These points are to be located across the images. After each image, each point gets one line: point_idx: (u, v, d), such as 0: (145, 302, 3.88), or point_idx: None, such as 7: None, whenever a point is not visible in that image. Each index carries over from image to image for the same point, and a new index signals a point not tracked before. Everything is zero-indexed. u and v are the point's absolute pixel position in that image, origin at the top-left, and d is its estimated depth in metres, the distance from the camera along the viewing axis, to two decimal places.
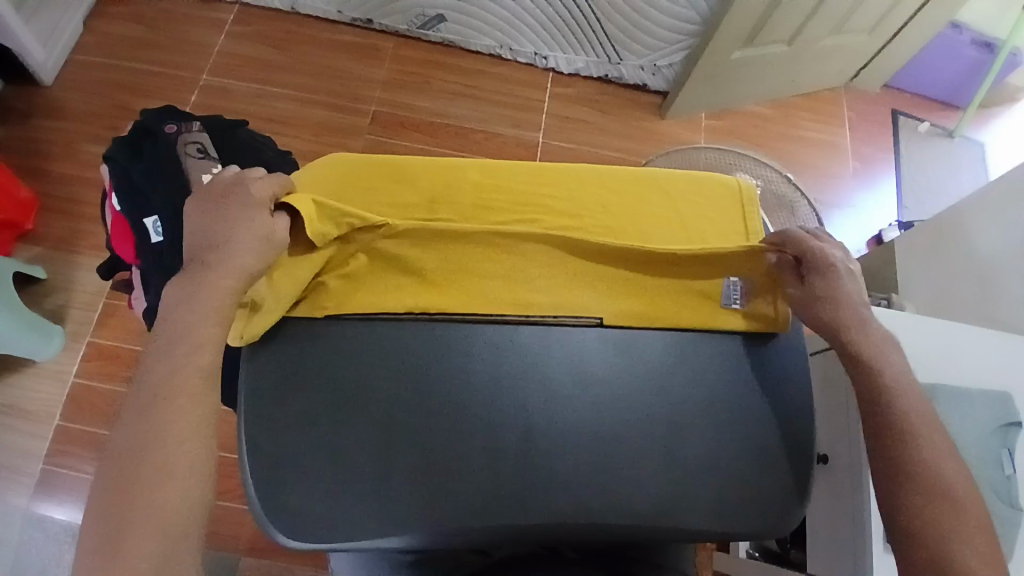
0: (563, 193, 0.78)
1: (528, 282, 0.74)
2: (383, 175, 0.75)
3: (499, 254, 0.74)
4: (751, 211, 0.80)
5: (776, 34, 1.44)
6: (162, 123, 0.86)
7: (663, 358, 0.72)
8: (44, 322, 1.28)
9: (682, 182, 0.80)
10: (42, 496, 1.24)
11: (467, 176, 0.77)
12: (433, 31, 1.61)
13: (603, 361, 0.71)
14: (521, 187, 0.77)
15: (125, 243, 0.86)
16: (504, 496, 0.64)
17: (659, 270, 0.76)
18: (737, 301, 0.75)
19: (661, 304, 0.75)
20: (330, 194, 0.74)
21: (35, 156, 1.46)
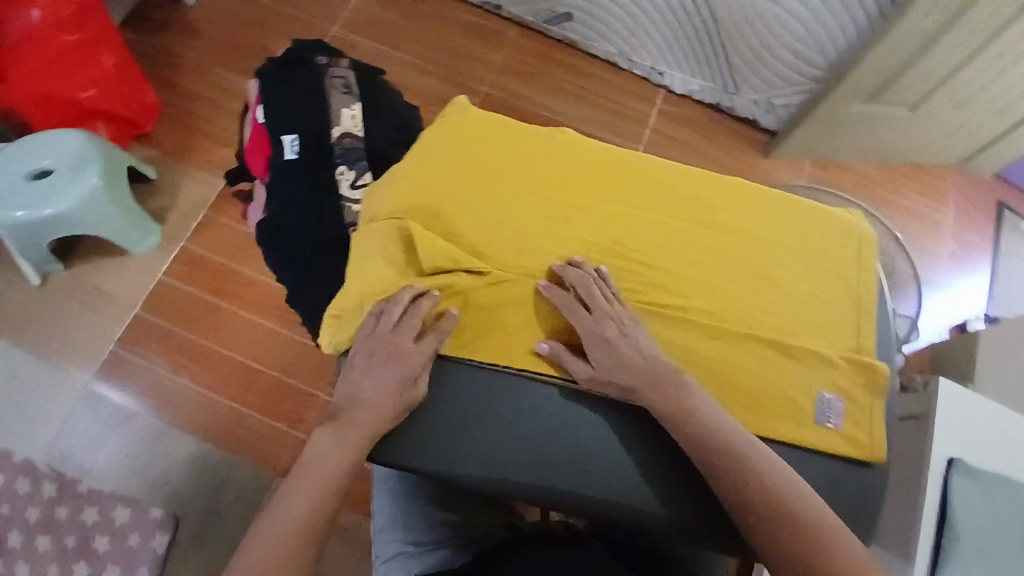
0: (690, 191, 0.80)
1: (637, 265, 0.75)
2: (515, 134, 0.80)
3: (615, 234, 0.76)
4: (866, 251, 0.82)
5: (903, 95, 1.41)
6: (314, 54, 0.92)
7: (761, 364, 0.74)
8: (145, 218, 1.36)
9: (806, 208, 0.82)
10: (108, 379, 1.32)
11: (600, 157, 0.81)
12: (557, 28, 1.64)
13: (704, 350, 0.73)
14: (648, 176, 0.80)
15: (258, 155, 0.91)
16: (570, 457, 0.68)
17: (764, 283, 0.77)
18: (831, 421, 0.73)
19: (764, 317, 0.75)
20: (467, 143, 0.78)
21: (168, 68, 1.56)
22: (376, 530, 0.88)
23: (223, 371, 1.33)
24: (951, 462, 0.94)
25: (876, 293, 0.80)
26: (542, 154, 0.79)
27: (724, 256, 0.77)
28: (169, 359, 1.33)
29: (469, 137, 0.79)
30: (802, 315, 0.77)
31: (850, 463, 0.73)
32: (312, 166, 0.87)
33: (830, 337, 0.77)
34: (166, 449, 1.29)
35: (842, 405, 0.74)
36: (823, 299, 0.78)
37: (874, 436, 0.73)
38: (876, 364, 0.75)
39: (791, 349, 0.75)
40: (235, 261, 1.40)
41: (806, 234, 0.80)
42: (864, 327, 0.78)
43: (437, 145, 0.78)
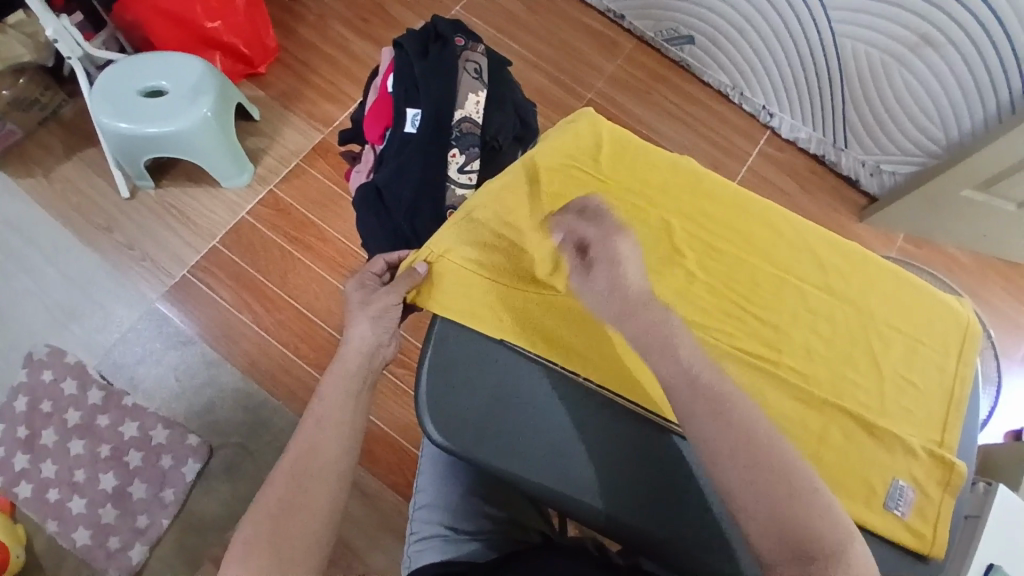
0: (793, 241, 0.78)
1: (731, 307, 0.74)
2: (634, 152, 0.81)
3: (709, 269, 0.75)
4: (971, 341, 0.77)
5: (1017, 190, 1.33)
6: (454, 34, 0.92)
7: (842, 437, 0.71)
8: (243, 154, 1.40)
9: (912, 282, 0.78)
10: (177, 300, 1.36)
11: (710, 189, 0.79)
12: (675, 48, 1.61)
13: (788, 409, 0.71)
14: (753, 218, 0.78)
15: (376, 121, 0.92)
16: (631, 480, 0.69)
17: (858, 354, 0.74)
18: (900, 508, 0.69)
19: (850, 388, 0.73)
20: (583, 153, 0.81)
21: (292, 14, 1.59)
22: (415, 506, 0.87)
23: (284, 316, 1.36)
24: (992, 569, 0.89)
25: (972, 389, 0.75)
26: (652, 176, 0.80)
27: (820, 317, 0.75)
28: (235, 294, 1.37)
29: (588, 148, 0.81)
30: (893, 395, 0.73)
31: (912, 557, 0.69)
32: (430, 141, 0.88)
33: (917, 425, 0.73)
34: (214, 380, 1.33)
35: (913, 496, 0.70)
36: (914, 383, 0.74)
37: (938, 530, 0.68)
38: (955, 463, 0.71)
39: (875, 429, 0.71)
40: (317, 215, 1.43)
41: (909, 311, 0.77)
42: (950, 423, 0.73)
43: (556, 147, 0.80)
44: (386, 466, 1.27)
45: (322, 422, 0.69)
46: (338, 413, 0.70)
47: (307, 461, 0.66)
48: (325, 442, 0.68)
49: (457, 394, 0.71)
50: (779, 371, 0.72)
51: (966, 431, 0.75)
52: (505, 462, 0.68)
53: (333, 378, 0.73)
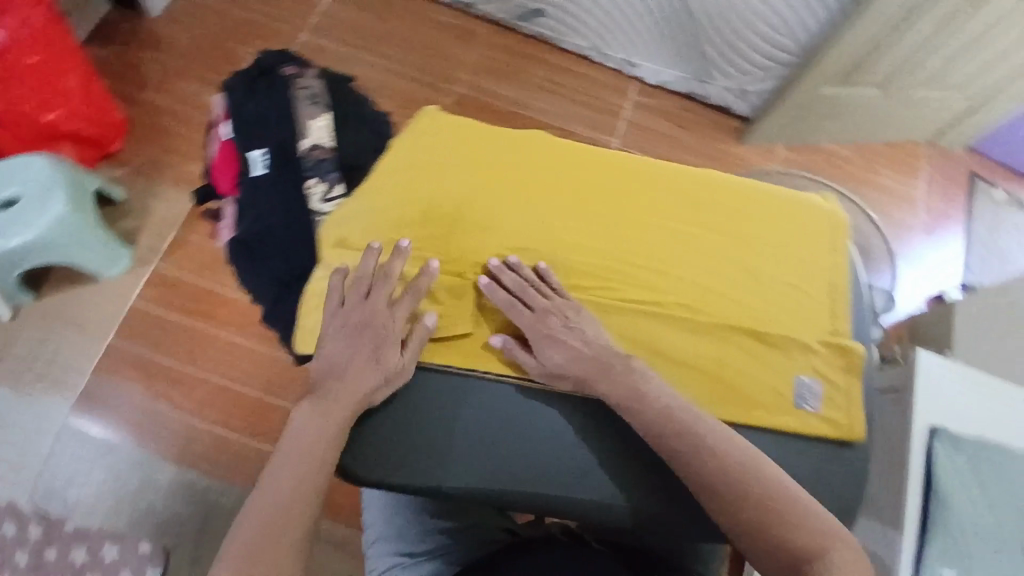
0: (651, 184, 0.79)
1: (611, 263, 0.75)
2: (486, 135, 0.80)
3: (580, 232, 0.76)
4: (839, 230, 0.80)
5: (872, 74, 1.41)
6: (280, 64, 0.89)
7: (742, 357, 0.73)
8: (115, 240, 1.33)
9: (774, 193, 0.81)
10: (88, 408, 1.28)
11: (562, 154, 0.80)
12: (528, 23, 1.62)
13: (684, 347, 0.73)
14: (609, 173, 0.79)
15: (225, 172, 0.88)
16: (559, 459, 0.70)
17: (741, 274, 0.76)
18: (810, 403, 0.72)
19: (739, 309, 0.75)
20: (430, 149, 0.79)
21: (132, 83, 1.51)
22: (371, 542, 0.88)
23: (205, 393, 1.30)
24: (933, 431, 0.93)
25: (850, 275, 0.79)
26: (507, 155, 0.79)
27: (697, 248, 0.76)
28: (148, 385, 1.30)
29: (439, 142, 0.79)
30: (780, 304, 0.75)
31: (835, 446, 0.71)
32: (284, 178, 0.85)
33: (808, 324, 0.75)
34: (151, 479, 1.25)
35: (820, 387, 0.72)
36: (800, 285, 0.76)
37: (852, 414, 0.71)
38: (852, 346, 0.74)
39: (768, 341, 0.73)
40: (211, 281, 1.37)
41: (778, 220, 0.79)
42: (839, 313, 0.76)
43: (409, 151, 0.79)
44: (350, 512, 1.22)
45: (287, 478, 0.62)
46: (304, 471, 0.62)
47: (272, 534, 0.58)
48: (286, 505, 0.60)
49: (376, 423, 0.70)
50: (668, 312, 0.74)
51: (854, 315, 0.78)
52: (433, 476, 0.69)
53: (301, 422, 0.66)
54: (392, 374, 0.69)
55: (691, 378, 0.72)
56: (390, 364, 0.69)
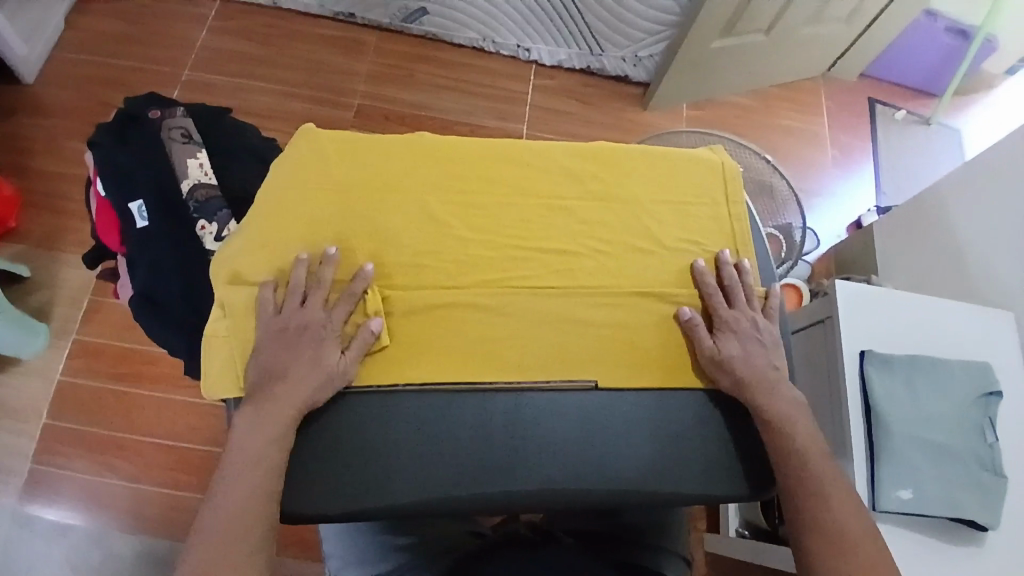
0: (542, 167, 0.78)
1: (514, 253, 0.74)
2: (368, 142, 0.77)
3: (476, 230, 0.75)
4: (733, 183, 0.81)
5: (755, 23, 1.46)
6: (146, 109, 0.86)
7: (656, 326, 0.74)
8: (30, 319, 1.26)
9: (664, 151, 0.81)
10: (30, 494, 1.23)
11: (449, 150, 0.78)
12: (415, 24, 1.61)
13: (598, 325, 0.73)
14: (498, 162, 0.78)
15: (109, 228, 0.86)
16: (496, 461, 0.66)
17: (643, 240, 0.77)
18: None
19: (644, 278, 0.75)
20: (309, 166, 0.75)
21: (16, 153, 1.45)
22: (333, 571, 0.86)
23: (150, 455, 1.26)
24: (864, 355, 0.97)
25: (749, 225, 0.81)
26: (393, 160, 0.76)
27: (597, 224, 0.77)
28: (89, 459, 1.25)
29: (323, 161, 0.75)
30: (684, 266, 0.76)
31: None
32: (168, 225, 0.82)
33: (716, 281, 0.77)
34: (111, 554, 1.20)
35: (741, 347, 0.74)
36: (700, 241, 0.78)
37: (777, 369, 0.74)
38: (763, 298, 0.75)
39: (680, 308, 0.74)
40: (136, 341, 1.33)
41: (670, 179, 0.80)
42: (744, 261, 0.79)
43: (290, 172, 0.75)
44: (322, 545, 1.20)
45: (237, 493, 0.63)
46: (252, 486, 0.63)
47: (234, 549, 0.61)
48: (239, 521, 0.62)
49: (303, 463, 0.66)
50: (576, 292, 0.74)
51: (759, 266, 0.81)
52: (368, 500, 0.65)
53: (241, 435, 0.65)
54: (332, 376, 0.67)
55: (613, 354, 0.72)
56: (328, 365, 0.68)
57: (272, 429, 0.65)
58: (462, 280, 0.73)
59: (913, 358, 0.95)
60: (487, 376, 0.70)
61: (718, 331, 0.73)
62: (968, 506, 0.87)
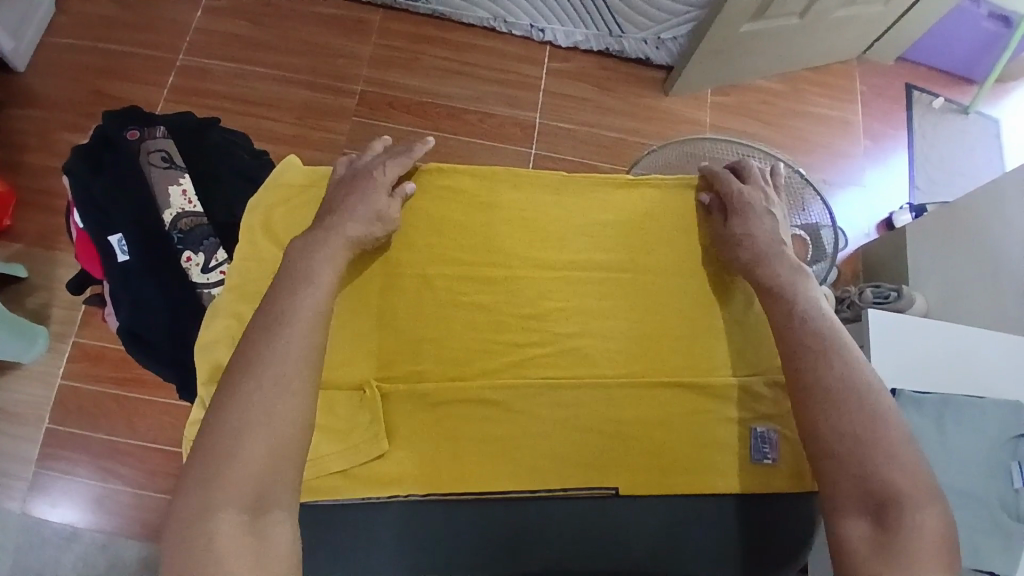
0: (558, 224, 0.73)
1: (524, 323, 0.68)
2: None
3: (481, 296, 0.68)
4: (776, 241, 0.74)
5: (788, 5, 1.33)
6: (124, 130, 0.81)
7: (682, 406, 0.66)
8: (29, 326, 1.24)
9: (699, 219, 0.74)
10: (37, 500, 1.23)
11: (455, 204, 0.72)
12: (421, 3, 1.50)
13: (612, 404, 0.65)
14: (510, 217, 0.72)
15: (91, 259, 0.80)
16: (500, 540, 0.62)
17: (677, 322, 0.70)
18: (770, 455, 0.65)
19: (662, 348, 0.68)
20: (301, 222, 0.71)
21: (8, 147, 1.39)
22: None
23: (154, 463, 1.25)
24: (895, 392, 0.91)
25: None
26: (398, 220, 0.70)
27: (623, 304, 0.70)
28: (95, 464, 1.24)
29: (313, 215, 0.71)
30: (710, 335, 0.69)
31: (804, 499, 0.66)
32: (152, 259, 0.77)
33: (757, 356, 0.68)
34: (118, 559, 1.20)
35: (778, 436, 0.65)
36: (740, 310, 0.70)
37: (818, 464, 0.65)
38: None
39: (712, 388, 0.66)
40: None
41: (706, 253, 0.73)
42: None
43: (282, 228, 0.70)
44: None
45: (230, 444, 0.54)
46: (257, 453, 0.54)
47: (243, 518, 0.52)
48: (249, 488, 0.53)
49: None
50: (591, 369, 0.67)
51: None
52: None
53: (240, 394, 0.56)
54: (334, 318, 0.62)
55: (638, 453, 0.64)
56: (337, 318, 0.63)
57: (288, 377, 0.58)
58: (470, 366, 0.66)
59: (941, 396, 0.89)
60: (498, 480, 0.63)
61: (730, 211, 0.72)
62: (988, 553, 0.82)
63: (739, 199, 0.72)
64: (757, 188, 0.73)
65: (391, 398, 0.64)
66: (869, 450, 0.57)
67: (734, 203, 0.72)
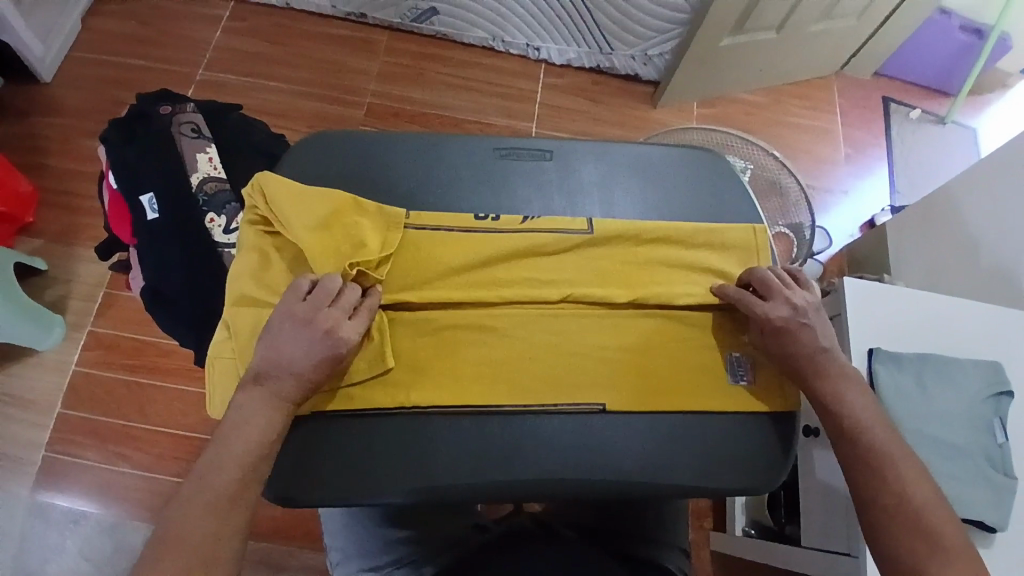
0: (550, 178, 0.80)
1: (521, 261, 0.73)
2: (377, 151, 0.79)
3: (481, 238, 0.73)
4: (745, 194, 0.82)
5: (766, 19, 1.45)
6: (156, 105, 0.88)
7: (662, 333, 0.72)
8: (45, 312, 1.30)
9: (684, 183, 0.82)
10: (43, 484, 1.25)
11: (458, 158, 0.79)
12: (425, 24, 1.62)
13: (599, 331, 0.72)
14: (505, 170, 0.80)
15: (121, 221, 0.87)
16: (496, 452, 0.67)
17: (665, 261, 0.74)
18: (745, 379, 0.71)
19: (648, 283, 0.73)
20: (322, 171, 0.78)
21: (34, 152, 1.48)
22: (333, 563, 0.84)
23: (162, 447, 1.28)
24: (871, 352, 0.96)
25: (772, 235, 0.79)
26: (409, 172, 0.78)
27: (615, 247, 0.75)
28: (103, 449, 1.27)
29: (330, 168, 0.78)
30: (692, 271, 0.74)
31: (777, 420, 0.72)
32: (178, 218, 0.84)
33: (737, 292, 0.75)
34: (123, 541, 1.23)
35: (752, 360, 0.72)
36: (722, 252, 0.76)
37: (788, 387, 0.72)
38: None
39: (689, 318, 0.73)
40: (150, 334, 1.35)
41: (689, 209, 0.80)
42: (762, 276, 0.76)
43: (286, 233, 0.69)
44: None
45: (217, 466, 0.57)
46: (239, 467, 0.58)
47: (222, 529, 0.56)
48: (233, 496, 0.57)
49: (301, 446, 0.66)
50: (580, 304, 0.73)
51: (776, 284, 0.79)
52: (363, 489, 0.65)
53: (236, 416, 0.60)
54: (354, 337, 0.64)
55: (623, 377, 0.70)
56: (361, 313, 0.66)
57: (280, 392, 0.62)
58: (471, 296, 0.71)
59: (921, 354, 0.95)
60: (495, 398, 0.68)
61: (763, 333, 0.69)
62: (976, 500, 0.85)
63: (769, 323, 0.68)
64: (787, 294, 0.69)
65: (398, 322, 0.70)
66: (914, 525, 0.60)
67: (767, 330, 0.69)
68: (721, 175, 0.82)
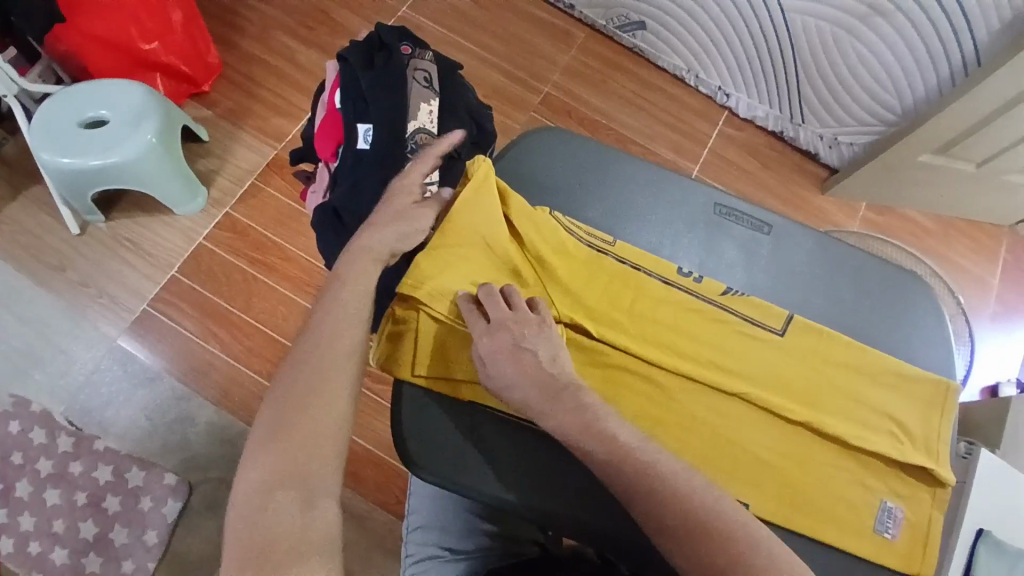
0: (758, 256, 0.81)
1: (707, 333, 0.74)
2: (605, 175, 0.82)
3: (676, 300, 0.75)
4: (944, 335, 0.80)
5: (973, 152, 1.36)
6: (399, 42, 0.90)
7: (822, 455, 0.71)
8: (194, 179, 1.34)
9: (886, 306, 0.80)
10: (137, 335, 1.31)
11: (680, 207, 0.82)
12: (628, 35, 1.59)
13: (762, 432, 0.71)
14: (718, 233, 0.82)
15: (329, 137, 0.90)
16: (609, 500, 0.71)
17: (845, 384, 0.73)
18: (890, 530, 0.70)
19: (822, 400, 0.73)
20: (552, 178, 0.82)
21: (231, 28, 1.53)
22: (409, 528, 0.84)
23: (253, 342, 1.32)
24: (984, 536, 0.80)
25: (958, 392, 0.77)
26: (627, 205, 0.82)
27: (801, 353, 0.74)
28: (200, 323, 1.32)
29: (562, 174, 0.82)
30: (868, 403, 0.73)
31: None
32: (384, 154, 0.85)
33: (907, 441, 0.72)
34: (186, 416, 1.28)
35: (901, 514, 0.71)
36: (901, 394, 0.74)
37: (928, 552, 0.70)
38: (942, 478, 0.71)
39: (855, 451, 0.72)
40: (279, 234, 1.39)
41: (885, 332, 0.80)
42: (939, 434, 0.73)
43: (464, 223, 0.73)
44: (374, 487, 1.24)
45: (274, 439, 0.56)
46: (320, 413, 0.58)
47: (316, 515, 0.54)
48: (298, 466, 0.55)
49: (447, 427, 0.72)
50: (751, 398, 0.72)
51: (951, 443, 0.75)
52: (488, 486, 0.70)
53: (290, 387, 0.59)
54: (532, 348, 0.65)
55: (772, 482, 0.70)
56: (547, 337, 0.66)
57: (328, 353, 0.61)
58: (652, 347, 0.73)
59: None
60: None
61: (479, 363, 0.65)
62: None
63: (488, 344, 0.64)
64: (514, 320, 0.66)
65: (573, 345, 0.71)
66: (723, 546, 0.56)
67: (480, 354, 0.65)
68: (929, 313, 0.80)
